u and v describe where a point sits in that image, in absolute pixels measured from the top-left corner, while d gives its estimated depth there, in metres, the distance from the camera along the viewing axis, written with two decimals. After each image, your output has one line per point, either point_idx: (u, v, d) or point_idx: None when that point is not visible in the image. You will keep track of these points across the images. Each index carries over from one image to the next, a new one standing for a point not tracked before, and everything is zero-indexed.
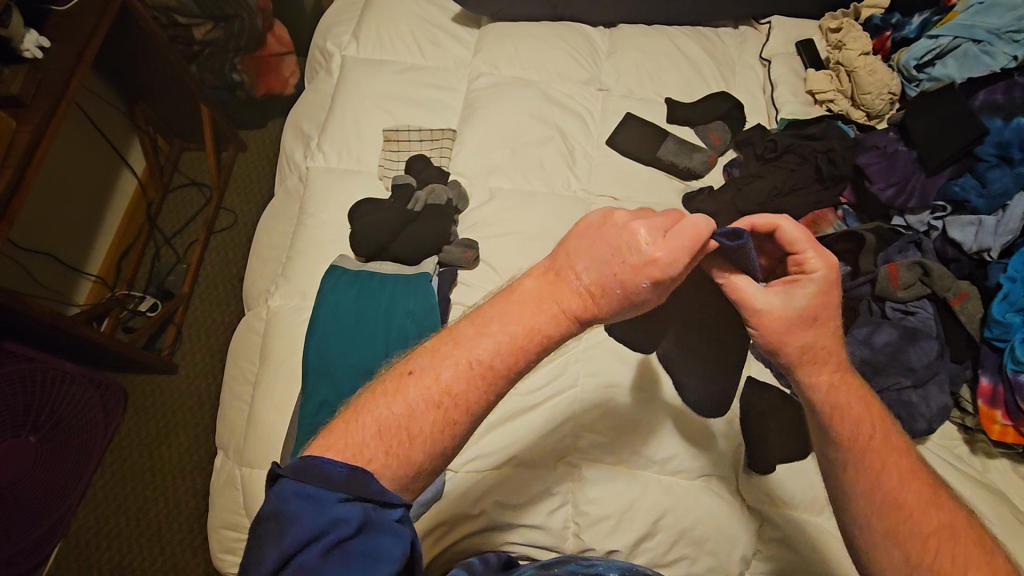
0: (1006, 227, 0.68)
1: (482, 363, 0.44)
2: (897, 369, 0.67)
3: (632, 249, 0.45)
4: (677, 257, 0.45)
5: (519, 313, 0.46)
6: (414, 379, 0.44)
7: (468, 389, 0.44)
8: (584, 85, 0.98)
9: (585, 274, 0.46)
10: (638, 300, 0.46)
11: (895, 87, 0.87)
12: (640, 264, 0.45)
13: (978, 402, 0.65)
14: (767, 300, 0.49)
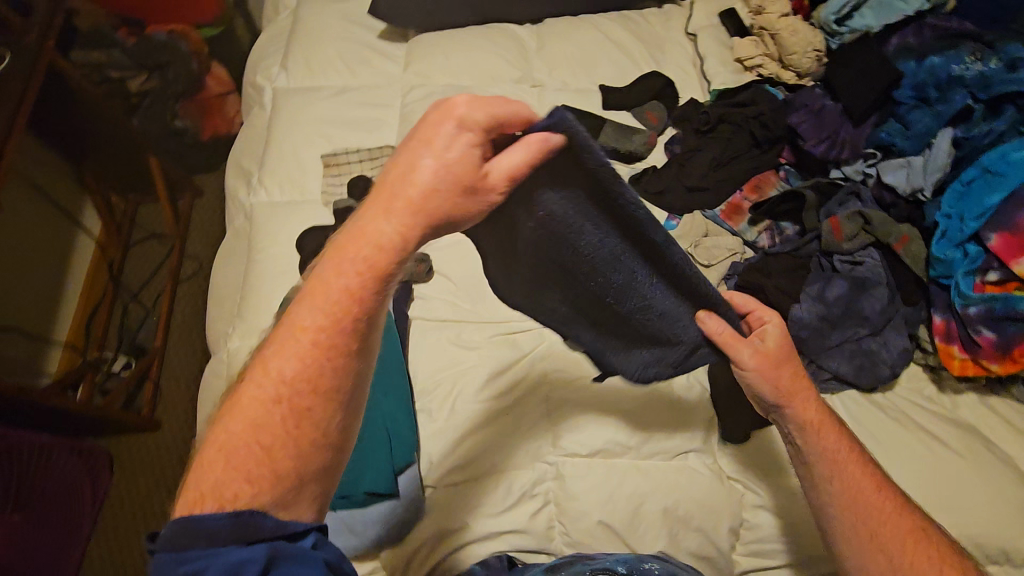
0: (935, 165, 0.68)
1: (312, 328, 0.43)
2: (853, 320, 0.67)
3: (434, 124, 0.44)
4: (476, 113, 0.44)
5: (332, 262, 0.44)
6: (253, 385, 0.43)
7: (310, 364, 0.43)
8: (518, 83, 0.98)
9: (404, 167, 0.44)
10: (455, 168, 0.44)
11: (819, 44, 0.86)
12: (440, 130, 0.44)
13: (935, 340, 0.65)
14: (751, 346, 0.56)
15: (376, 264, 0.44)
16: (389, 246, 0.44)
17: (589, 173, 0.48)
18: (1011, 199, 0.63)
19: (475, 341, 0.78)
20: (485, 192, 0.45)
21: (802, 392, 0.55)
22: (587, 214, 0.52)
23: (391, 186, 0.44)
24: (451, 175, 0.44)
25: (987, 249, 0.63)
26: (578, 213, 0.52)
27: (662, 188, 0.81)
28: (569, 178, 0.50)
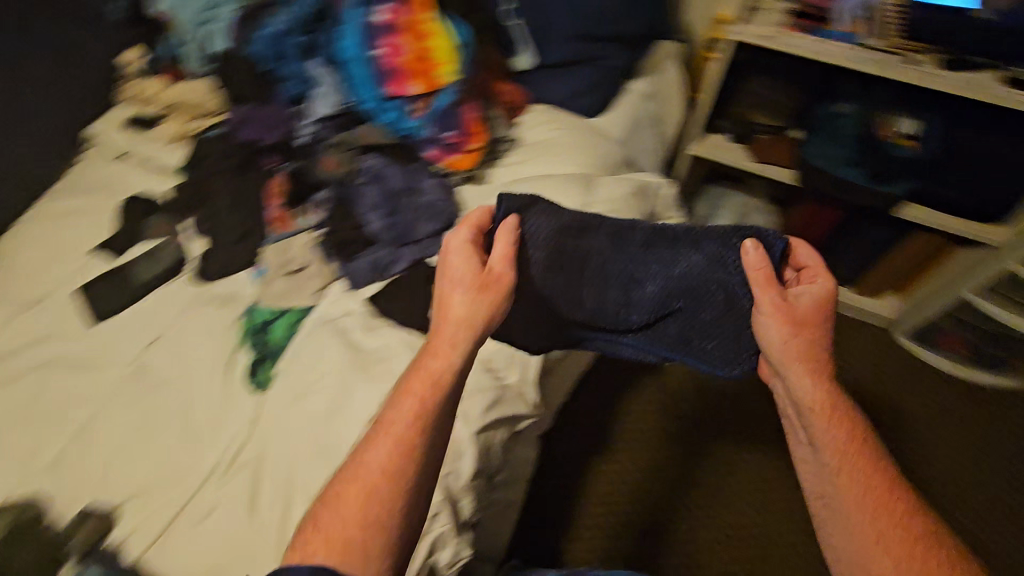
0: (330, 84, 0.92)
1: (412, 419, 0.58)
2: (400, 199, 0.89)
3: (449, 243, 0.69)
4: (466, 228, 0.71)
5: (422, 359, 0.62)
6: (362, 458, 0.56)
7: (403, 450, 0.56)
8: (14, 316, 0.87)
9: (442, 274, 0.68)
10: (463, 276, 0.67)
11: (210, 84, 1.03)
12: (453, 244, 0.69)
13: (443, 162, 0.91)
14: (778, 300, 0.65)
15: (444, 372, 0.61)
16: (448, 342, 0.62)
17: (555, 228, 0.76)
18: (371, 62, 0.88)
19: (207, 503, 0.71)
20: (494, 280, 0.68)
21: (806, 354, 0.63)
22: (576, 241, 0.78)
23: (442, 297, 0.66)
24: (466, 283, 0.66)
25: (396, 98, 0.89)
26: (545, 253, 0.76)
27: (224, 261, 0.90)
28: (550, 229, 0.76)
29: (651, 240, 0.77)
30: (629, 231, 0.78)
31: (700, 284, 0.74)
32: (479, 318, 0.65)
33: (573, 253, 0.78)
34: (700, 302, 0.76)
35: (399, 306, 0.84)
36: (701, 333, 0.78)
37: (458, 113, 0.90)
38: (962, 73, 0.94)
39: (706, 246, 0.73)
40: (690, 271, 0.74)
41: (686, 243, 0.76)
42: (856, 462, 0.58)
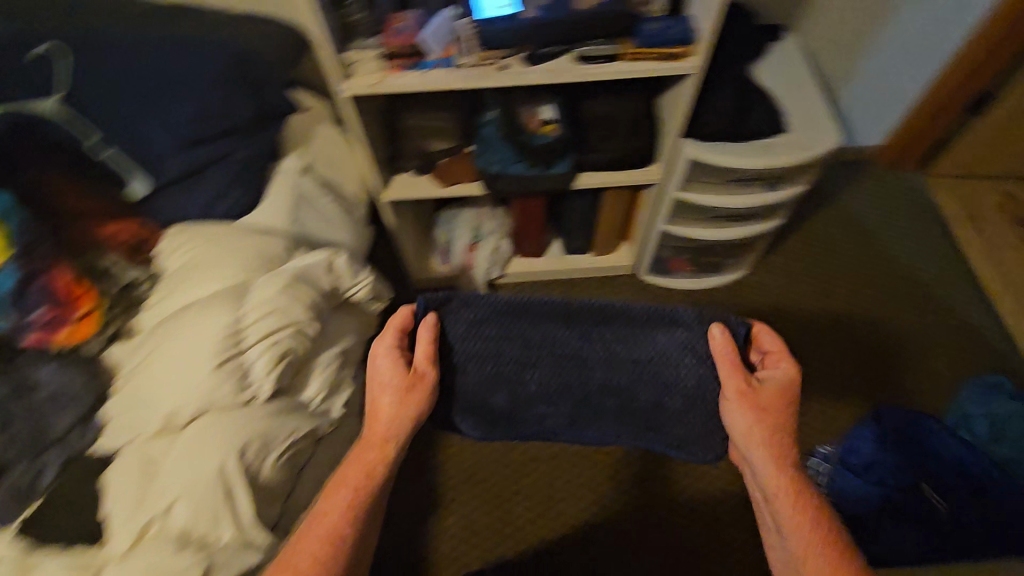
0: None
1: (349, 499, 0.78)
2: (13, 405, 0.77)
3: (378, 350, 0.92)
4: (389, 337, 0.93)
5: (360, 451, 0.83)
6: (306, 537, 0.74)
7: (338, 525, 0.76)
8: None
9: (375, 378, 0.91)
10: (389, 377, 0.89)
11: None
12: (380, 351, 0.92)
13: (51, 342, 0.82)
14: (753, 383, 0.88)
15: (373, 460, 0.82)
16: (378, 434, 0.85)
17: (467, 323, 0.97)
18: None
19: None
20: (417, 380, 0.91)
21: (773, 432, 0.84)
22: (510, 330, 0.99)
23: (373, 395, 0.89)
24: (389, 382, 0.89)
25: None
26: (478, 344, 0.99)
27: None
28: (467, 321, 0.97)
29: (593, 321, 0.98)
30: (583, 316, 0.97)
31: (678, 370, 0.97)
32: (406, 414, 0.87)
33: (518, 339, 1.00)
34: (657, 369, 0.99)
35: (59, 525, 0.71)
36: (681, 417, 1.03)
37: (38, 286, 0.82)
38: (548, 62, 1.04)
39: (671, 334, 0.95)
40: (660, 355, 0.97)
41: (648, 328, 0.96)
42: (806, 538, 0.75)
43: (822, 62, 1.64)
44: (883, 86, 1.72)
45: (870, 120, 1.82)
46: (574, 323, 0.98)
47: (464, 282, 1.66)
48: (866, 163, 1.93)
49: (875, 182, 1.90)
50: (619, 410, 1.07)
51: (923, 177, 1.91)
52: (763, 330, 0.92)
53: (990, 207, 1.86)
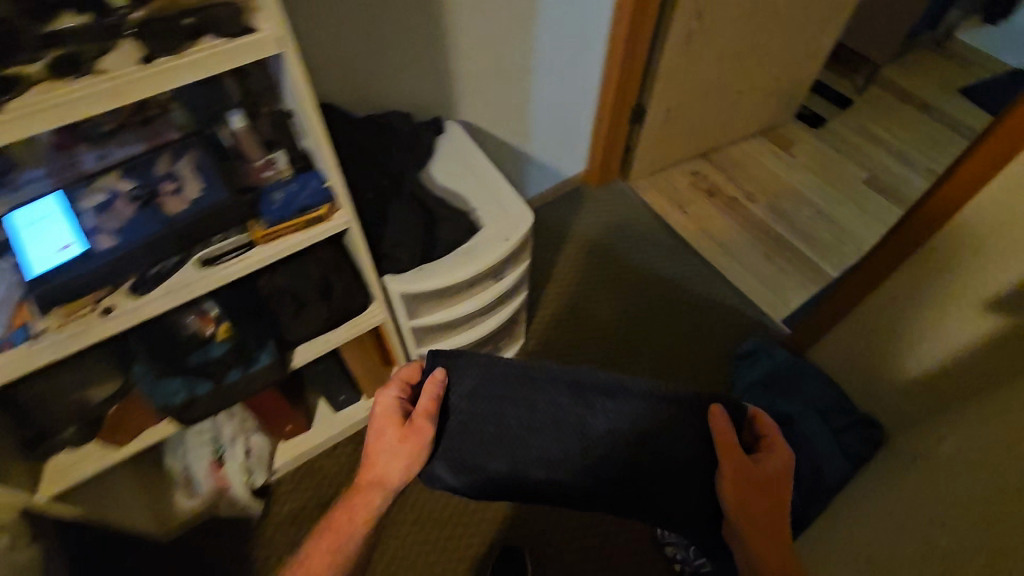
0: None
1: (342, 531, 0.91)
2: None
3: (386, 397, 0.98)
4: (393, 392, 0.99)
5: (363, 488, 0.93)
6: (307, 557, 0.90)
7: (330, 552, 0.90)
8: None
9: (378, 423, 0.95)
10: (393, 429, 0.94)
11: None
12: (388, 402, 0.97)
13: None
14: (751, 462, 0.89)
15: (367, 494, 0.93)
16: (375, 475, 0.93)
17: (475, 383, 0.98)
18: None
19: None
20: (415, 429, 0.94)
21: (759, 499, 0.88)
22: (514, 402, 0.97)
23: (373, 439, 0.95)
24: (389, 429, 0.94)
25: None
26: (478, 394, 0.98)
27: None
28: (473, 380, 0.98)
29: (594, 389, 0.95)
30: (583, 389, 0.95)
31: (682, 437, 0.94)
32: (406, 462, 0.94)
33: (520, 403, 0.97)
34: (647, 432, 0.94)
35: None
36: (673, 483, 0.95)
37: None
38: (159, 286, 0.83)
39: (671, 409, 0.94)
40: (652, 424, 0.94)
41: (641, 404, 0.95)
42: None
43: (483, 120, 1.54)
44: (562, 122, 1.77)
45: (557, 150, 1.86)
46: (574, 391, 0.96)
47: (224, 508, 1.34)
48: (580, 190, 2.06)
49: (593, 205, 2.03)
50: (613, 479, 0.96)
51: (628, 184, 2.10)
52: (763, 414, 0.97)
53: (687, 190, 2.10)
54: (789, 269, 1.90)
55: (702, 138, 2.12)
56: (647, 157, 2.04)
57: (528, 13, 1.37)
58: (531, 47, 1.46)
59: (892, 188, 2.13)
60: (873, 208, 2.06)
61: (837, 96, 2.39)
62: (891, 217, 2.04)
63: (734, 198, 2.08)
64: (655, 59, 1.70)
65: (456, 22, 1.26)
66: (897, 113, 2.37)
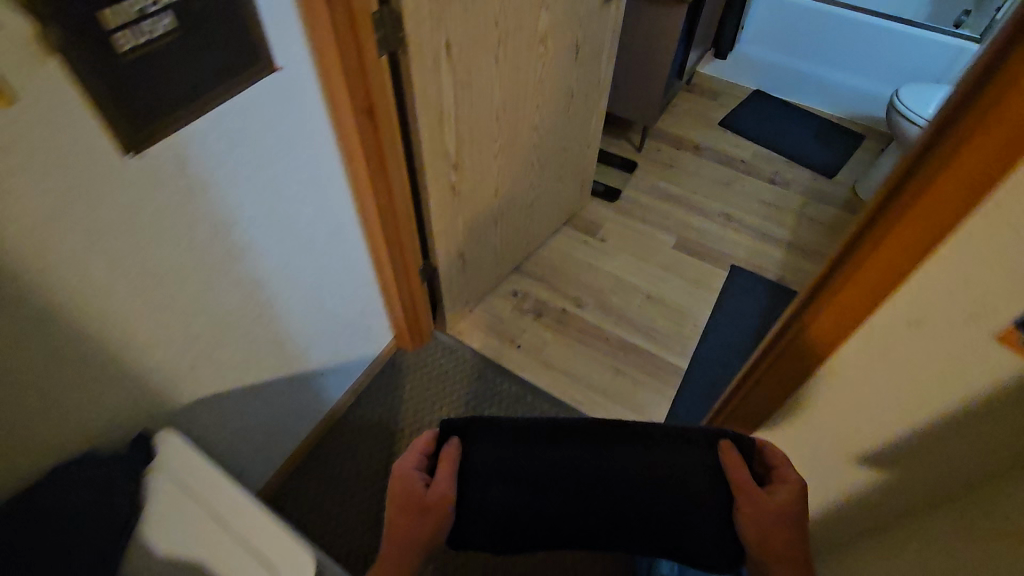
0: None
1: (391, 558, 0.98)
2: None
3: (409, 458, 1.10)
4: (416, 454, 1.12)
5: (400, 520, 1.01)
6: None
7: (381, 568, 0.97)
8: None
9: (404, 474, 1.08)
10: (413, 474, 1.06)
11: None
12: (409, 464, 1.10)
13: None
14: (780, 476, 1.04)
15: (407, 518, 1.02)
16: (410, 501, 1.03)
17: (488, 439, 1.16)
18: None
19: None
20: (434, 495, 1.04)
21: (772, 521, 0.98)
22: (537, 446, 1.16)
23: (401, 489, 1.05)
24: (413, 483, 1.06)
25: None
26: (482, 443, 1.16)
27: None
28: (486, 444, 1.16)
29: (633, 429, 1.18)
30: (620, 428, 1.18)
31: (680, 456, 1.12)
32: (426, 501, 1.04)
33: (537, 454, 1.15)
34: (648, 465, 1.12)
35: None
36: (687, 508, 1.09)
37: None
38: None
39: (695, 441, 1.14)
40: (683, 442, 1.15)
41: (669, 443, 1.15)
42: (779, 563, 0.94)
43: (253, 368, 1.21)
44: (342, 312, 1.42)
45: (357, 339, 1.54)
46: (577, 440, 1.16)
47: None
48: (397, 360, 1.74)
49: (419, 374, 1.72)
50: (623, 507, 1.11)
51: (449, 333, 1.82)
52: (769, 442, 1.16)
53: (515, 316, 1.88)
54: (642, 375, 1.76)
55: (513, 255, 1.91)
56: (460, 302, 1.78)
57: (239, 253, 1.04)
58: (271, 275, 1.15)
59: (706, 246, 2.11)
60: (694, 273, 2.02)
61: (623, 162, 2.36)
62: (712, 278, 2.01)
63: (563, 310, 1.90)
64: (427, 221, 1.44)
65: (132, 320, 0.89)
66: (680, 163, 2.40)
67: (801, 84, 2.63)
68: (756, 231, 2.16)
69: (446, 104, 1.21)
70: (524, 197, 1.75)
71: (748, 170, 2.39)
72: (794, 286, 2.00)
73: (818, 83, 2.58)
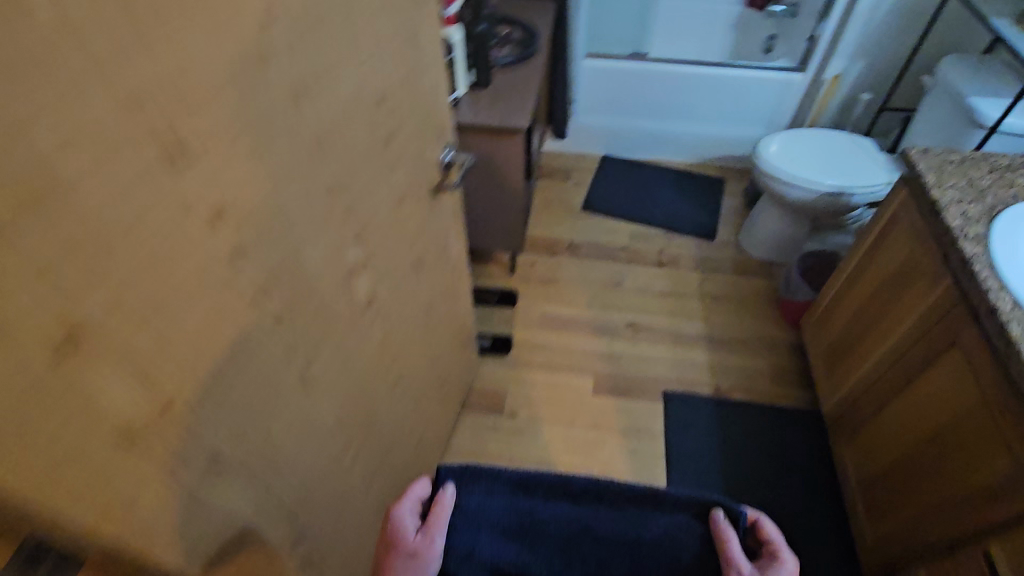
0: None
1: None
2: None
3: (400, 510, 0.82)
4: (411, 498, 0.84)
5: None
6: None
7: None
8: None
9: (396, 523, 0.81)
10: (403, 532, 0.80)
11: None
12: (401, 508, 0.83)
13: None
14: (782, 553, 0.78)
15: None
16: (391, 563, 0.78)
17: (476, 493, 0.85)
18: None
19: None
20: (425, 546, 0.79)
21: None
22: (540, 496, 0.84)
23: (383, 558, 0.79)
24: (406, 537, 0.80)
25: None
26: (462, 502, 0.84)
27: None
28: (473, 499, 0.84)
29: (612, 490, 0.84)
30: (604, 488, 0.84)
31: (656, 531, 0.81)
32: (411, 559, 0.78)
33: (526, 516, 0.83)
34: (636, 534, 0.81)
35: None
36: None
37: None
38: None
39: (676, 515, 0.82)
40: (664, 518, 0.82)
41: (644, 509, 0.83)
42: None
43: None
44: None
45: None
46: (576, 496, 0.84)
47: None
48: None
49: None
50: None
51: None
52: (756, 511, 0.82)
53: None
54: None
55: None
56: None
57: None
58: None
59: (627, 378, 1.79)
60: (629, 422, 1.69)
61: (501, 297, 1.98)
62: (650, 420, 1.70)
63: None
64: None
65: None
66: (560, 275, 2.08)
67: (646, 141, 2.46)
68: (669, 335, 1.90)
69: (256, 523, 0.70)
70: (409, 444, 1.29)
71: (631, 259, 2.13)
72: (735, 396, 1.75)
73: (662, 138, 2.43)
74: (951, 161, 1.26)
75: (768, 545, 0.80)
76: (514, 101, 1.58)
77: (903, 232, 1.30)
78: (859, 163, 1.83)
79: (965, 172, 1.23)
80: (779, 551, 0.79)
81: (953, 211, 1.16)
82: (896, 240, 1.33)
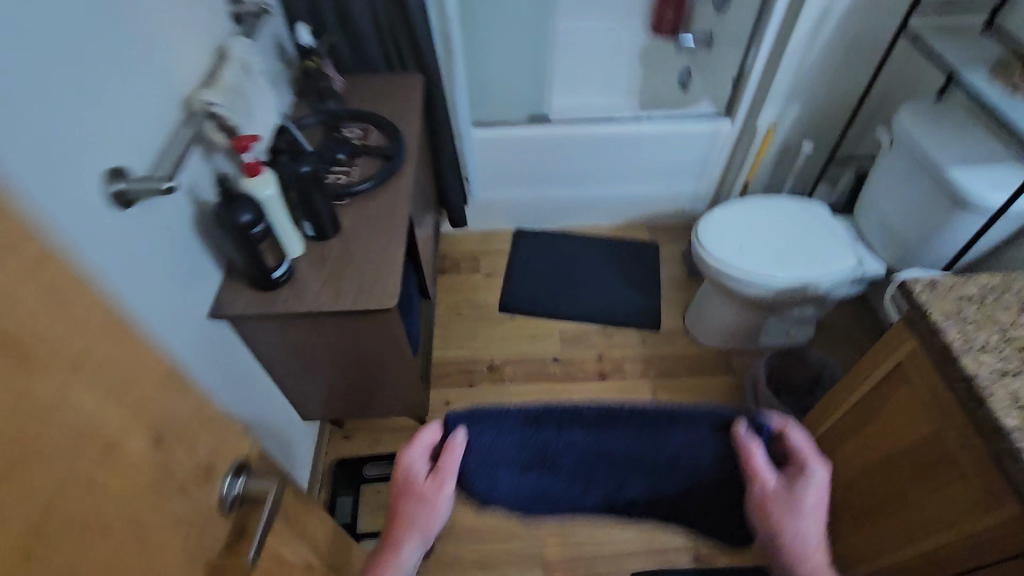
0: None
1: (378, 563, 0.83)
2: None
3: (414, 450, 0.85)
4: (425, 440, 0.85)
5: (402, 504, 0.84)
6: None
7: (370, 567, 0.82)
8: None
9: (414, 459, 0.85)
10: (414, 464, 0.85)
11: None
12: (413, 452, 0.85)
13: None
14: (812, 471, 0.80)
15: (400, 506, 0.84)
16: (404, 498, 0.84)
17: (491, 436, 0.86)
18: None
19: None
20: (437, 487, 0.83)
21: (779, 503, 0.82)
22: (555, 430, 0.87)
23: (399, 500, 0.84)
24: (420, 472, 0.85)
25: None
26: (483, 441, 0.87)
27: None
28: (491, 438, 0.87)
29: (633, 415, 0.85)
30: (619, 418, 0.85)
31: (678, 437, 0.86)
32: (420, 493, 0.83)
33: (544, 438, 0.88)
34: (662, 443, 0.87)
35: None
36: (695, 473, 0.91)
37: None
38: None
39: (698, 429, 0.86)
40: (691, 438, 0.86)
41: (668, 426, 0.86)
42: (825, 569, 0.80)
43: None
44: None
45: None
46: (594, 427, 0.86)
47: None
48: None
49: None
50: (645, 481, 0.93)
51: None
52: (784, 428, 0.84)
53: None
54: None
55: None
56: None
57: None
58: None
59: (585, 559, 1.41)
60: None
61: None
62: None
63: None
64: None
65: None
66: None
67: (562, 211, 2.07)
68: None
69: None
70: None
71: (567, 373, 1.74)
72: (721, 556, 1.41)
73: (581, 206, 2.05)
74: (968, 300, 0.93)
75: (794, 464, 0.83)
76: (373, 257, 1.12)
77: (918, 393, 0.95)
78: (816, 244, 1.51)
79: (990, 318, 0.91)
80: (809, 471, 0.81)
81: (999, 387, 0.82)
82: (904, 399, 0.99)
